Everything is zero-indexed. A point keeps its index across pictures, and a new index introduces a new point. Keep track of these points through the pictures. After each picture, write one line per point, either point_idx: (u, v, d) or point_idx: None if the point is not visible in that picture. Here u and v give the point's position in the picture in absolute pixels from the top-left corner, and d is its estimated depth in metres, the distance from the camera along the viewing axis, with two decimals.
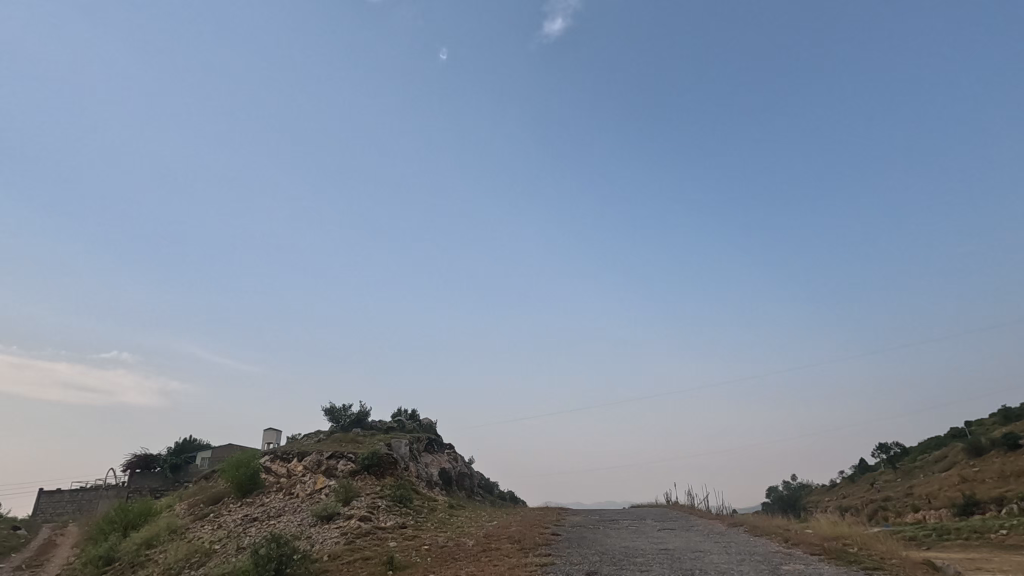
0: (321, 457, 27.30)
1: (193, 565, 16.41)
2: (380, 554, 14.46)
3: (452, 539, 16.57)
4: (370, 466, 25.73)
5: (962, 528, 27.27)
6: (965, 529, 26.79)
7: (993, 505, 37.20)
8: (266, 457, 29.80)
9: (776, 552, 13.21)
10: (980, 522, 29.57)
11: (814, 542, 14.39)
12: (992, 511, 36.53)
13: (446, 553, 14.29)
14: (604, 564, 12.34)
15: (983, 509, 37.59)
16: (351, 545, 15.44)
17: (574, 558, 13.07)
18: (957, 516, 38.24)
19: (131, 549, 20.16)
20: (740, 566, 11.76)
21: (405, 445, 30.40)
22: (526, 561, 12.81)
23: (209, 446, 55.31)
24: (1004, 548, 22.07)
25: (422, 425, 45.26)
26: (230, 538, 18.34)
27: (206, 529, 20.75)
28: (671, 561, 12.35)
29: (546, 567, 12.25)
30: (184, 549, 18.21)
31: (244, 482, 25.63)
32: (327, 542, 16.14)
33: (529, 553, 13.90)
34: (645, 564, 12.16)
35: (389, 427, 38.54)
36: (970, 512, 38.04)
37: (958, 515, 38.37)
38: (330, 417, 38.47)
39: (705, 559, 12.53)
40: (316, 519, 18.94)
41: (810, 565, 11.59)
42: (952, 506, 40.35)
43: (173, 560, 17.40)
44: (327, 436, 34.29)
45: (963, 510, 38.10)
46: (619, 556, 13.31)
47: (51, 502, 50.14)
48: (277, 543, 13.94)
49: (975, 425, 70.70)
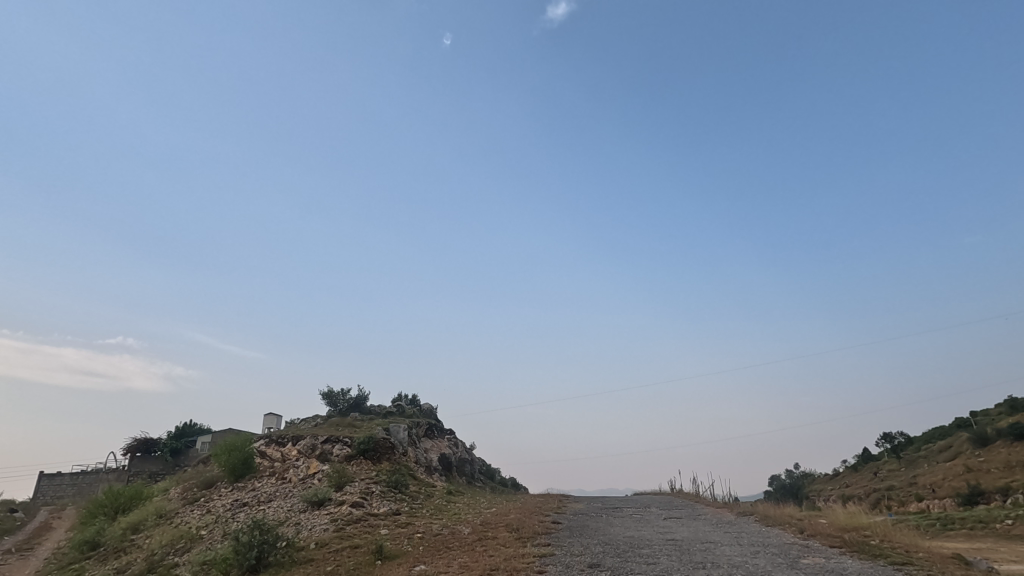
0: (316, 440, 26.51)
1: (177, 552, 15.68)
2: (370, 542, 13.67)
3: (447, 527, 15.81)
4: (366, 450, 25.00)
5: (968, 518, 26.42)
6: (970, 520, 25.92)
7: (998, 495, 36.38)
8: (262, 441, 29.02)
9: (792, 543, 12.35)
10: (986, 512, 28.67)
11: (833, 534, 13.44)
12: (996, 500, 35.73)
13: (440, 542, 13.49)
14: (608, 555, 11.42)
15: (988, 499, 36.73)
16: (340, 533, 14.65)
17: (576, 549, 12.19)
18: (961, 505, 37.50)
19: (117, 534, 19.52)
20: (755, 558, 10.87)
21: (405, 429, 29.62)
22: (523, 552, 11.94)
23: (209, 430, 54.85)
24: (1011, 539, 21.28)
25: (423, 410, 44.72)
26: (218, 523, 17.63)
27: (195, 514, 20.00)
28: (680, 554, 11.40)
29: (545, 558, 11.39)
30: (170, 533, 17.56)
31: (238, 467, 25.03)
32: (316, 529, 15.34)
33: (527, 542, 13.06)
34: (652, 556, 11.25)
35: (388, 412, 37.90)
36: (975, 502, 37.30)
37: (963, 505, 37.62)
38: (328, 401, 37.74)
39: (716, 551, 11.59)
40: (307, 505, 18.16)
41: (831, 559, 10.68)
42: (957, 495, 39.53)
43: (157, 545, 16.70)
44: (324, 420, 33.54)
45: (968, 501, 37.32)
46: (624, 547, 12.42)
47: (51, 485, 49.79)
48: (260, 529, 13.18)
49: (981, 416, 69.67)
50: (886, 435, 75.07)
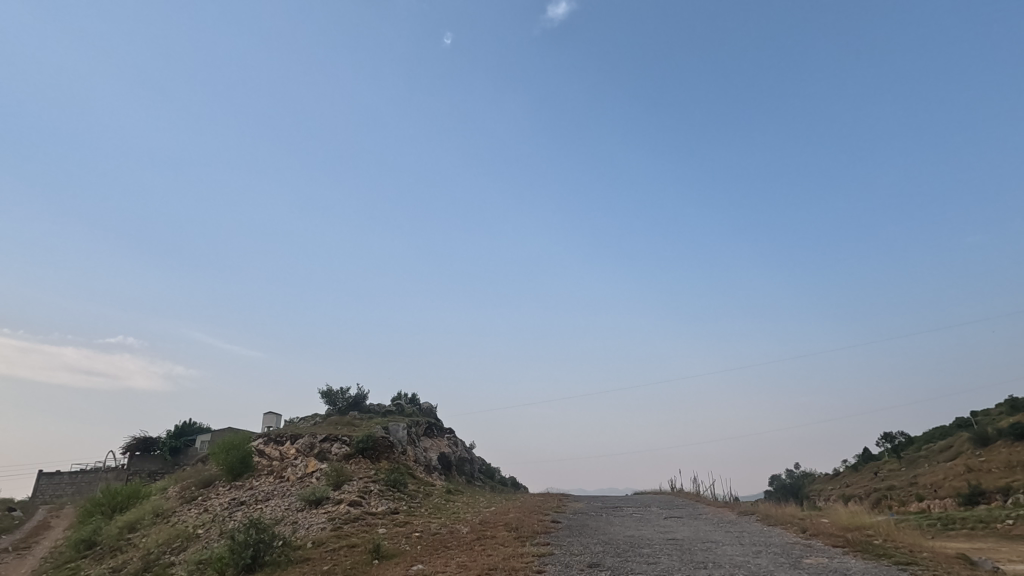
0: (315, 439, 26.35)
1: (173, 551, 15.55)
2: (367, 541, 13.53)
3: (446, 526, 15.66)
4: (365, 449, 24.87)
5: (969, 517, 26.23)
6: (970, 519, 25.74)
7: (999, 495, 36.22)
8: (260, 439, 28.88)
9: (795, 544, 12.17)
10: (986, 512, 28.47)
11: (835, 534, 13.27)
12: (997, 500, 35.58)
13: (438, 541, 13.34)
14: (608, 555, 11.27)
15: (989, 499, 36.55)
16: (337, 532, 14.51)
17: (575, 549, 12.03)
18: (962, 505, 37.37)
19: (113, 533, 19.37)
20: (757, 558, 10.70)
21: (404, 428, 29.46)
22: (522, 552, 11.78)
23: (209, 429, 54.68)
24: (1011, 538, 21.13)
25: (423, 409, 44.61)
26: (215, 522, 17.47)
27: (192, 513, 19.85)
28: (681, 553, 11.25)
29: (544, 558, 11.23)
30: (167, 532, 17.43)
31: (236, 466, 24.89)
32: (313, 528, 15.20)
33: (526, 542, 12.91)
34: (652, 556, 11.09)
35: (387, 410, 37.77)
36: (976, 502, 37.15)
37: (963, 505, 37.45)
38: (326, 400, 37.61)
39: (718, 551, 11.43)
40: (304, 504, 18.01)
41: (835, 559, 10.51)
42: (957, 495, 39.39)
43: (153, 544, 16.56)
44: (323, 419, 33.37)
45: (969, 500, 37.15)
46: (624, 547, 12.28)
47: (51, 484, 49.63)
48: (257, 528, 13.04)
49: (982, 415, 69.50)
50: (886, 435, 74.89)
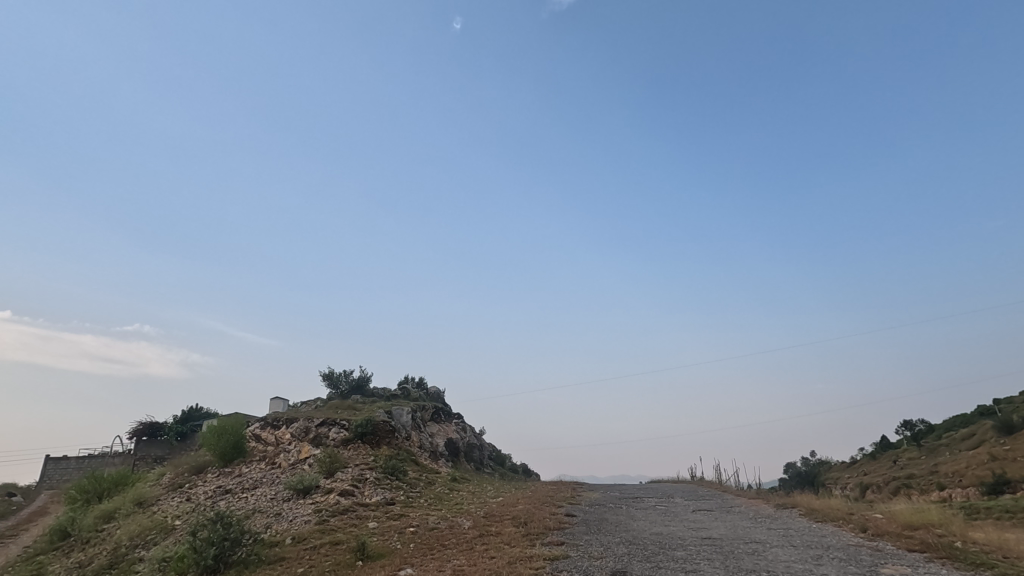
0: (311, 423, 24.63)
1: (143, 546, 13.92)
2: (352, 539, 11.73)
3: (446, 520, 13.87)
4: (364, 434, 23.18)
5: (995, 508, 23.70)
6: (997, 510, 23.26)
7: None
8: (256, 424, 27.19)
9: (860, 547, 10.04)
10: (1013, 502, 25.72)
11: (903, 534, 11.15)
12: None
13: (434, 539, 11.52)
14: (635, 559, 9.37)
15: (1014, 487, 34.05)
16: (322, 526, 12.78)
17: (595, 551, 10.09)
18: (985, 495, 34.93)
19: (86, 524, 17.91)
20: (820, 566, 8.69)
21: (408, 412, 27.79)
22: (530, 554, 9.83)
23: (217, 414, 53.52)
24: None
25: (430, 394, 42.97)
26: (193, 513, 15.87)
27: (173, 503, 18.31)
28: (723, 558, 9.31)
29: (557, 563, 9.29)
30: (140, 524, 15.84)
31: (228, 451, 23.31)
32: (296, 521, 13.52)
33: (536, 541, 11.02)
34: (687, 559, 9.21)
35: (392, 394, 36.20)
36: (1000, 492, 34.63)
37: (987, 494, 34.96)
38: (328, 382, 36.06)
39: (766, 555, 9.54)
40: (291, 494, 16.34)
41: (918, 568, 8.51)
42: (980, 484, 36.99)
43: (125, 537, 15.01)
44: (325, 402, 31.76)
45: (994, 490, 34.62)
46: (653, 548, 10.32)
47: (57, 469, 48.64)
48: (225, 523, 11.34)
49: (1005, 403, 66.65)
50: (907, 423, 72.48)
